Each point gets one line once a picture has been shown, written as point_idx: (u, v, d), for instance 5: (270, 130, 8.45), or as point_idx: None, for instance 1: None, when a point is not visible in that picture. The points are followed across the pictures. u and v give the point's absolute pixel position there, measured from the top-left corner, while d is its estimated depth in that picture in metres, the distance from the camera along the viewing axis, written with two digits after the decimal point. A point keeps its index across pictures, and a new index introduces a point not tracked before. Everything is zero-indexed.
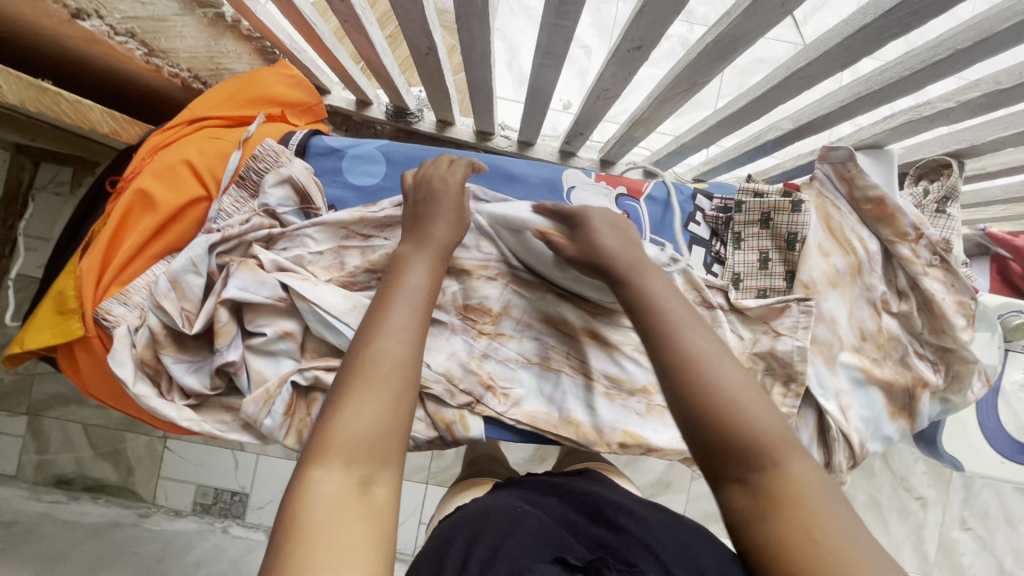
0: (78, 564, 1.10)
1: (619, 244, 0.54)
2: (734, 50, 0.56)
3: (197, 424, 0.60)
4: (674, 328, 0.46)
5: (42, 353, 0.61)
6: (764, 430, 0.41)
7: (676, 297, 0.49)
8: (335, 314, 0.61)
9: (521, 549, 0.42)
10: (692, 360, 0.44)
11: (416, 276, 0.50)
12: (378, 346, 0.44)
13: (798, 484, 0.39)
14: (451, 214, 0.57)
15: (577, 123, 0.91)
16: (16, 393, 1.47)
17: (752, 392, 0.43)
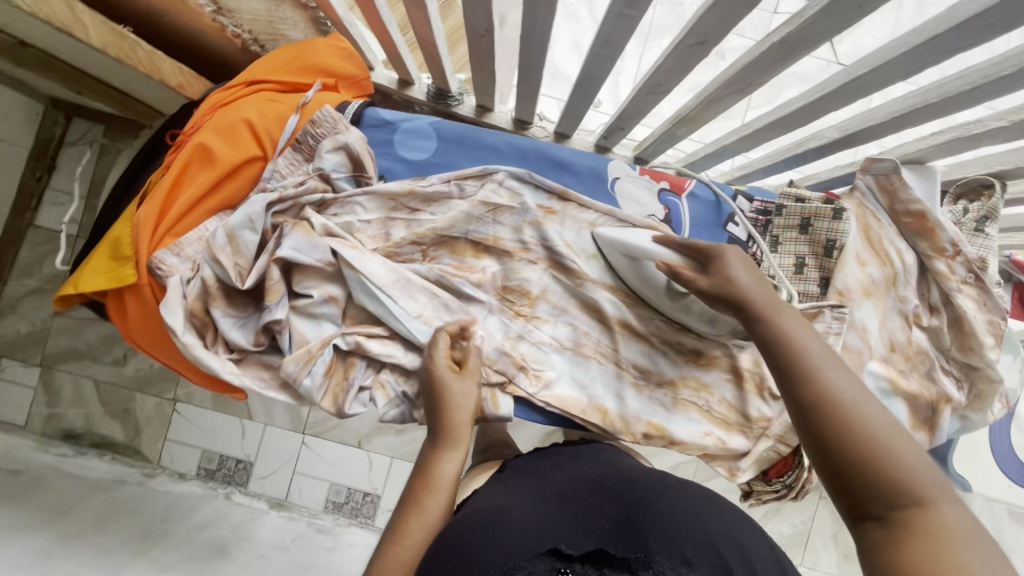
0: (79, 519, 1.11)
1: (755, 281, 0.54)
2: (798, 52, 0.58)
3: (239, 378, 0.61)
4: (813, 368, 0.47)
5: (92, 297, 0.62)
6: (908, 470, 0.40)
7: (817, 339, 0.49)
8: (381, 286, 0.63)
9: (518, 536, 0.43)
10: (835, 398, 0.45)
11: (443, 473, 0.55)
12: (402, 548, 0.48)
13: (946, 526, 0.37)
14: (469, 404, 0.60)
15: (620, 117, 0.92)
16: (32, 344, 1.47)
17: (901, 436, 0.42)
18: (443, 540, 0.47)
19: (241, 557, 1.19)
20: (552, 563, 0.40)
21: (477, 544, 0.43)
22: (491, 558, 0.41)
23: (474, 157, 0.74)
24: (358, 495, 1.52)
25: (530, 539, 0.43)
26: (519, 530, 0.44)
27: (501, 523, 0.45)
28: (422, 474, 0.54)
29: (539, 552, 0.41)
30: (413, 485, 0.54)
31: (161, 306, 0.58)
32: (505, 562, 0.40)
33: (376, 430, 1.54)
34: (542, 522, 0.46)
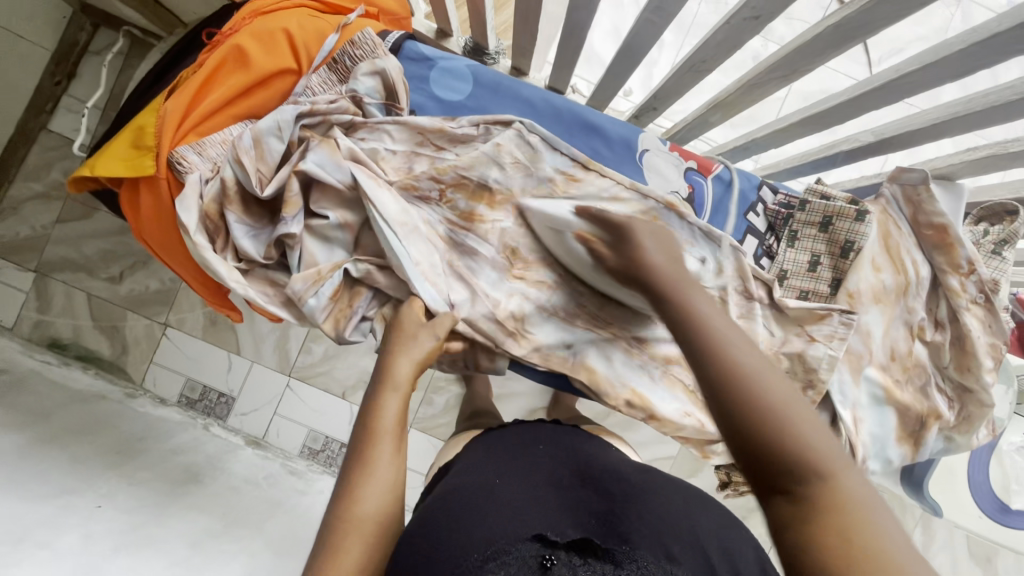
0: (54, 427, 1.11)
1: (664, 256, 0.54)
2: (852, 39, 0.58)
3: (243, 288, 0.61)
4: (720, 345, 0.44)
5: (107, 184, 0.61)
6: (814, 445, 0.39)
7: (720, 314, 0.47)
8: (388, 220, 0.62)
9: (504, 519, 0.44)
10: (737, 367, 0.43)
11: (391, 415, 0.53)
12: (358, 504, 0.47)
13: (844, 495, 0.38)
14: (418, 353, 0.58)
15: (656, 95, 0.91)
16: (29, 248, 1.46)
17: (797, 406, 0.41)
18: (431, 513, 0.47)
19: (213, 486, 1.20)
20: (538, 550, 0.40)
21: (464, 525, 0.44)
22: (475, 541, 0.42)
23: (507, 107, 0.73)
24: (335, 445, 1.51)
25: (516, 523, 0.43)
26: (508, 512, 0.45)
27: (489, 502, 0.46)
28: (365, 422, 0.52)
29: (526, 536, 0.41)
30: (358, 433, 0.52)
31: (177, 202, 0.57)
32: (490, 546, 0.41)
33: (362, 382, 1.53)
34: (531, 505, 0.46)
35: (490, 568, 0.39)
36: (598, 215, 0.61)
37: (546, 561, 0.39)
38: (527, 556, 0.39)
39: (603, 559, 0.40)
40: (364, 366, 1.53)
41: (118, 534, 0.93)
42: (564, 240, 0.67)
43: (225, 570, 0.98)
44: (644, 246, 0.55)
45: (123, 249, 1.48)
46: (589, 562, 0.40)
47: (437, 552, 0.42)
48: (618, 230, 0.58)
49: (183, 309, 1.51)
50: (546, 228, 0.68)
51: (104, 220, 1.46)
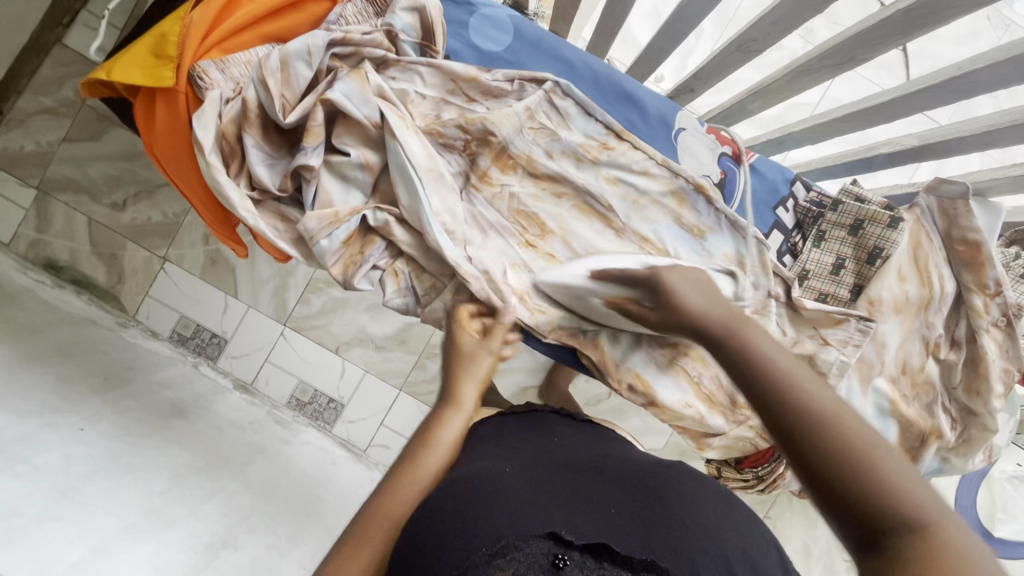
0: (42, 346, 1.10)
1: (702, 299, 0.52)
2: (921, 26, 0.55)
3: (254, 218, 0.58)
4: (782, 377, 0.40)
5: (122, 90, 0.58)
6: (908, 489, 0.33)
7: (779, 347, 0.44)
8: (415, 165, 0.60)
9: (518, 509, 0.41)
10: (799, 398, 0.38)
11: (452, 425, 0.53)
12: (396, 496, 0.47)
13: (955, 550, 0.31)
14: (483, 370, 0.57)
15: (697, 76, 0.87)
16: (33, 164, 1.42)
17: (872, 436, 0.35)
18: (438, 500, 0.44)
19: (198, 424, 1.18)
20: (549, 548, 0.38)
21: (472, 519, 0.40)
22: (484, 528, 0.39)
23: (546, 65, 0.70)
24: (323, 400, 1.48)
25: (529, 518, 0.40)
26: (519, 505, 0.41)
27: (503, 488, 0.43)
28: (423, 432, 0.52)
29: (537, 533, 0.39)
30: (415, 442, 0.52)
31: (194, 118, 0.55)
32: (497, 539, 0.38)
33: (356, 340, 1.48)
34: (544, 497, 0.43)
35: (498, 564, 0.36)
36: (623, 274, 0.60)
37: (559, 561, 0.37)
38: (538, 554, 0.37)
39: (620, 564, 0.38)
40: (360, 324, 1.48)
41: (98, 458, 0.92)
42: (584, 301, 0.66)
43: (201, 508, 0.97)
44: (679, 293, 0.53)
45: (129, 176, 1.44)
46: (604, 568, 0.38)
47: (442, 550, 0.39)
48: (646, 283, 0.57)
49: (184, 245, 1.47)
50: (568, 295, 0.67)
51: (112, 145, 1.42)
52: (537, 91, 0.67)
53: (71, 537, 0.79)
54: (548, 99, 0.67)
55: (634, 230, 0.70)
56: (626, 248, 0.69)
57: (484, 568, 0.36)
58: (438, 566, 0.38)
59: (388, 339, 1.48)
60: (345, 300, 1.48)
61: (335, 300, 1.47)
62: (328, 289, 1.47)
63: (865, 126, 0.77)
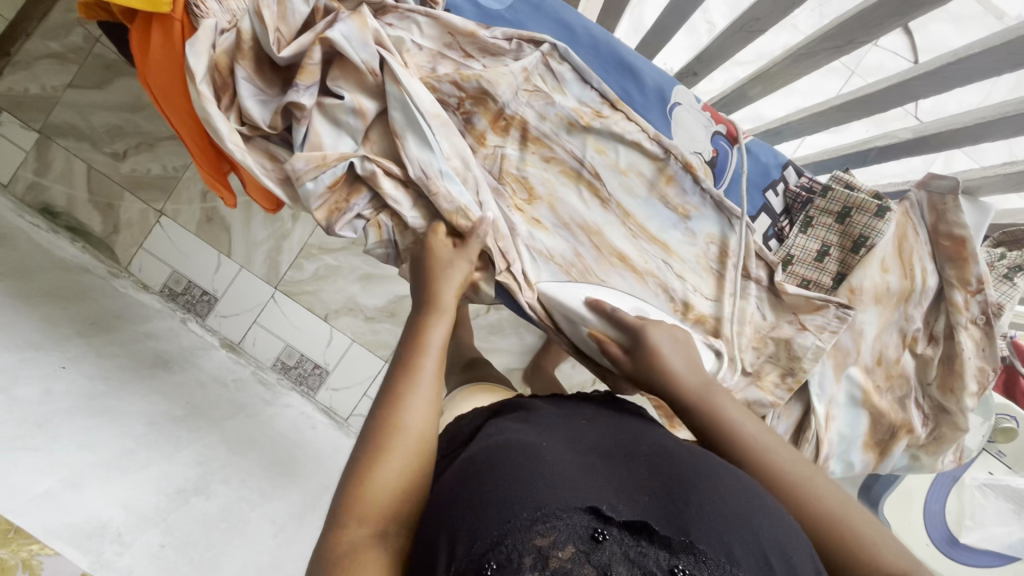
0: (33, 286, 1.11)
1: (686, 365, 0.60)
2: (917, 10, 0.56)
3: (242, 153, 0.59)
4: (764, 462, 0.54)
5: (118, 15, 0.58)
6: (871, 543, 0.49)
7: (750, 427, 0.56)
8: (423, 112, 0.61)
9: (554, 485, 0.40)
10: (784, 479, 0.53)
11: (436, 333, 0.57)
12: (401, 419, 0.50)
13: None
14: (458, 277, 0.61)
15: (701, 58, 0.87)
16: (37, 108, 1.43)
17: (835, 496, 0.52)
18: (474, 468, 0.44)
19: (181, 375, 1.19)
20: (589, 521, 0.37)
21: (513, 487, 0.40)
22: (521, 499, 0.39)
23: (546, 27, 0.70)
24: (308, 365, 1.48)
25: (571, 491, 0.40)
26: (560, 478, 0.41)
27: (538, 462, 0.43)
28: (413, 343, 0.56)
29: (579, 507, 0.38)
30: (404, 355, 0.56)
31: (187, 46, 0.55)
32: (539, 508, 0.38)
33: (347, 308, 1.48)
34: (579, 477, 0.42)
35: (539, 532, 0.36)
36: (615, 316, 0.64)
37: (599, 534, 0.37)
38: (577, 526, 0.37)
39: (657, 543, 0.37)
40: (351, 293, 1.48)
41: (78, 396, 0.93)
42: (576, 328, 0.67)
43: (176, 454, 0.98)
44: (669, 361, 0.60)
45: (131, 127, 1.44)
46: (643, 544, 0.37)
47: (485, 511, 0.39)
48: (636, 337, 0.63)
49: (181, 201, 1.47)
50: (560, 315, 0.68)
51: (118, 95, 1.42)
52: (534, 52, 0.67)
53: (42, 467, 0.80)
54: (544, 61, 0.67)
55: (618, 202, 0.71)
56: (609, 219, 0.71)
57: (525, 535, 0.36)
58: (481, 524, 0.38)
59: (378, 310, 1.48)
60: (338, 268, 1.48)
61: (328, 267, 1.47)
62: (322, 256, 1.47)
63: (862, 117, 0.77)
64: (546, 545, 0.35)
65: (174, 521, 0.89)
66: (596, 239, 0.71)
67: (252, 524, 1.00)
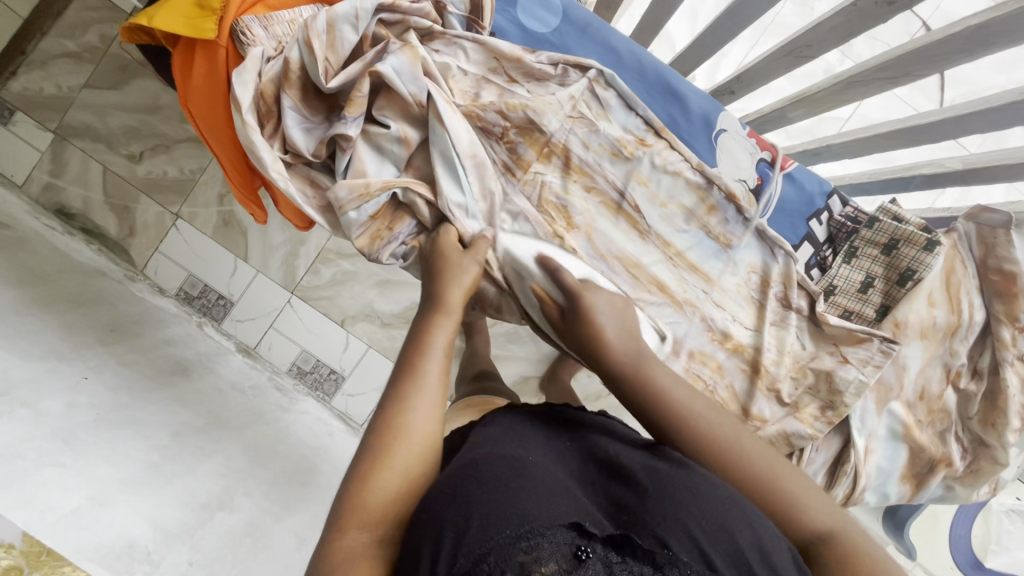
0: (52, 292, 1.10)
1: (619, 329, 0.57)
2: (987, 46, 0.55)
3: (285, 181, 0.57)
4: (668, 399, 0.51)
5: (161, 38, 0.57)
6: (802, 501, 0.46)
7: (676, 380, 0.53)
8: (459, 151, 0.60)
9: (537, 501, 0.38)
10: (694, 419, 0.50)
11: (441, 336, 0.55)
12: (402, 422, 0.48)
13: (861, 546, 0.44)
14: (468, 279, 0.59)
15: (740, 77, 0.85)
16: (53, 108, 1.41)
17: (760, 446, 0.49)
18: (453, 481, 0.41)
19: (200, 383, 1.18)
20: (572, 538, 0.35)
21: (496, 501, 0.38)
22: (506, 514, 0.37)
23: (592, 52, 0.69)
24: (324, 370, 1.47)
25: (554, 506, 0.38)
26: (545, 493, 0.39)
27: (523, 478, 0.40)
28: (417, 342, 0.54)
29: (562, 522, 0.36)
30: (407, 355, 0.54)
31: (234, 74, 0.54)
32: (523, 523, 0.36)
33: (363, 314, 1.47)
34: (564, 492, 0.40)
35: (522, 548, 0.34)
36: (556, 273, 0.61)
37: (582, 553, 0.35)
38: (560, 542, 0.35)
39: (641, 559, 0.36)
40: (368, 300, 1.47)
41: (102, 409, 0.92)
42: (520, 283, 0.65)
43: (199, 467, 0.97)
44: (601, 322, 0.57)
45: (147, 128, 1.42)
46: (627, 562, 0.35)
47: (465, 527, 0.37)
48: (569, 295, 0.60)
49: (198, 204, 1.45)
50: (510, 270, 0.65)
51: (133, 95, 1.40)
52: (579, 78, 0.66)
53: (72, 484, 0.79)
54: (590, 87, 0.66)
55: (657, 233, 0.70)
56: (648, 251, 0.70)
57: (507, 553, 0.34)
58: (460, 541, 0.36)
59: (395, 317, 1.46)
60: (355, 274, 1.46)
61: (344, 273, 1.46)
62: (339, 262, 1.45)
63: (908, 145, 0.76)
64: (528, 562, 0.33)
65: (201, 536, 0.88)
66: (635, 270, 0.70)
67: (276, 538, 0.99)
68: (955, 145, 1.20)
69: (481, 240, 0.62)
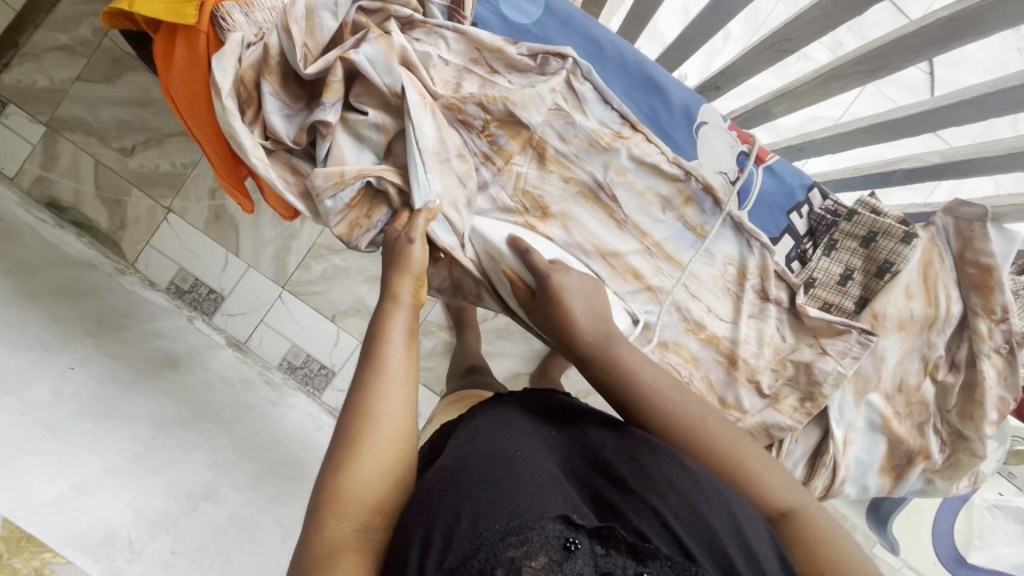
0: (39, 283, 1.10)
1: (589, 311, 0.59)
2: (961, 38, 0.55)
3: (265, 167, 0.58)
4: (629, 372, 0.54)
5: (142, 24, 0.57)
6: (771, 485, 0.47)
7: (647, 365, 0.55)
8: (421, 148, 0.60)
9: (526, 496, 0.39)
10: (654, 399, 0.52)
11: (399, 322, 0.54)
12: (372, 410, 0.48)
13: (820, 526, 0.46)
14: (415, 265, 0.57)
15: (725, 72, 0.85)
16: (45, 101, 1.41)
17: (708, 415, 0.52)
18: (445, 478, 0.43)
19: (188, 376, 1.18)
20: (561, 530, 0.36)
21: (486, 498, 0.39)
22: (499, 509, 0.38)
23: (573, 43, 0.70)
24: (314, 365, 1.47)
25: (542, 499, 0.39)
26: (535, 488, 0.40)
27: (512, 475, 0.41)
28: (376, 335, 0.53)
29: (550, 515, 0.37)
30: (369, 348, 0.53)
31: (215, 60, 0.55)
32: (512, 519, 0.36)
33: (353, 309, 1.47)
34: (554, 487, 0.41)
35: (512, 544, 0.35)
36: (526, 255, 0.62)
37: (570, 544, 0.35)
38: (550, 535, 0.36)
39: (625, 552, 0.36)
40: (359, 295, 1.47)
41: (87, 399, 0.92)
42: (493, 265, 0.66)
43: (184, 458, 0.97)
44: (571, 305, 0.58)
45: (139, 122, 1.42)
46: (613, 555, 0.35)
47: (456, 524, 0.38)
48: (539, 277, 0.61)
49: (189, 198, 1.45)
50: (485, 256, 0.66)
51: (125, 89, 1.41)
52: (559, 68, 0.66)
53: (53, 472, 0.78)
54: (568, 80, 0.67)
55: (635, 223, 0.71)
56: (625, 240, 0.71)
57: (497, 547, 0.35)
58: (451, 536, 0.37)
59: None
60: (346, 269, 1.47)
61: (335, 268, 1.46)
62: (330, 257, 1.46)
63: (889, 139, 0.77)
64: (518, 556, 0.34)
65: (184, 527, 0.88)
66: (611, 258, 0.71)
67: (261, 530, 0.99)
68: (943, 143, 1.20)
69: (425, 213, 0.59)
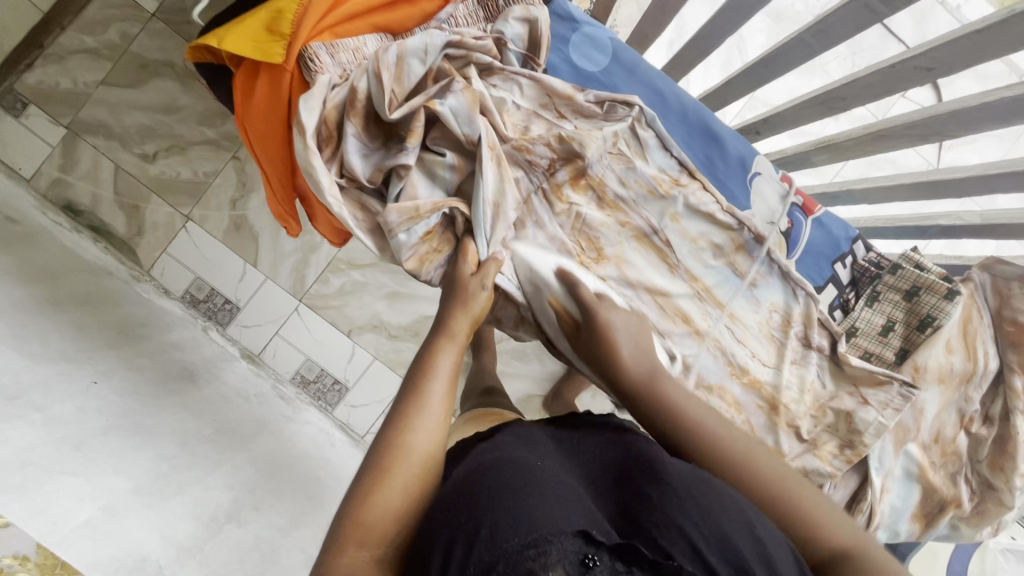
0: (61, 290, 1.07)
1: (633, 345, 0.60)
2: (1018, 116, 0.58)
3: (339, 205, 0.58)
4: (685, 410, 0.53)
5: (226, 60, 0.58)
6: (834, 531, 0.45)
7: (697, 403, 0.55)
8: (484, 198, 0.61)
9: (545, 512, 0.37)
10: (710, 433, 0.51)
11: (445, 359, 0.56)
12: (405, 442, 0.49)
13: None
14: (478, 306, 0.59)
15: (768, 119, 0.87)
16: (66, 103, 1.39)
17: (762, 451, 0.51)
18: (459, 496, 0.41)
19: (206, 390, 1.16)
20: (581, 546, 0.35)
21: (501, 513, 0.37)
22: (512, 524, 0.36)
23: (636, 91, 0.72)
24: (328, 380, 1.46)
25: (561, 512, 0.37)
26: (553, 501, 0.38)
27: (533, 488, 0.39)
28: (421, 364, 0.55)
29: (568, 530, 0.35)
30: (413, 376, 0.55)
31: (302, 100, 0.56)
32: (530, 532, 0.35)
33: (371, 325, 1.47)
34: (576, 499, 0.39)
35: (530, 558, 0.33)
36: (573, 288, 0.63)
37: (590, 560, 0.34)
38: (569, 550, 0.34)
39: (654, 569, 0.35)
40: (376, 310, 1.46)
41: (112, 415, 0.90)
42: (537, 296, 0.66)
43: (207, 478, 0.95)
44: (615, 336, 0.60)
45: (163, 129, 1.41)
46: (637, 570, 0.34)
47: (476, 536, 0.36)
48: (586, 309, 0.62)
49: (210, 207, 1.44)
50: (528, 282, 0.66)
51: (151, 95, 1.39)
52: (626, 114, 0.68)
53: (82, 494, 0.75)
54: (631, 126, 0.69)
55: (686, 267, 0.72)
56: (677, 284, 0.71)
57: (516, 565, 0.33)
58: (470, 554, 0.36)
59: (402, 329, 1.46)
60: (365, 284, 1.47)
61: (354, 283, 1.46)
62: (350, 272, 1.45)
63: (925, 196, 0.79)
64: (536, 570, 0.33)
65: (210, 550, 0.86)
66: (662, 300, 0.71)
67: (283, 553, 0.98)
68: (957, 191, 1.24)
69: (492, 261, 0.61)
